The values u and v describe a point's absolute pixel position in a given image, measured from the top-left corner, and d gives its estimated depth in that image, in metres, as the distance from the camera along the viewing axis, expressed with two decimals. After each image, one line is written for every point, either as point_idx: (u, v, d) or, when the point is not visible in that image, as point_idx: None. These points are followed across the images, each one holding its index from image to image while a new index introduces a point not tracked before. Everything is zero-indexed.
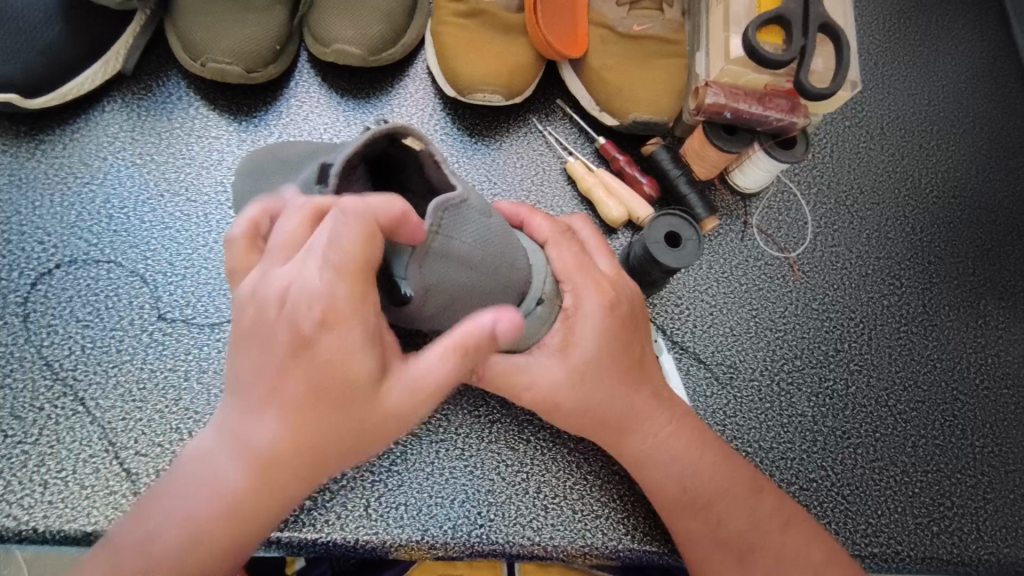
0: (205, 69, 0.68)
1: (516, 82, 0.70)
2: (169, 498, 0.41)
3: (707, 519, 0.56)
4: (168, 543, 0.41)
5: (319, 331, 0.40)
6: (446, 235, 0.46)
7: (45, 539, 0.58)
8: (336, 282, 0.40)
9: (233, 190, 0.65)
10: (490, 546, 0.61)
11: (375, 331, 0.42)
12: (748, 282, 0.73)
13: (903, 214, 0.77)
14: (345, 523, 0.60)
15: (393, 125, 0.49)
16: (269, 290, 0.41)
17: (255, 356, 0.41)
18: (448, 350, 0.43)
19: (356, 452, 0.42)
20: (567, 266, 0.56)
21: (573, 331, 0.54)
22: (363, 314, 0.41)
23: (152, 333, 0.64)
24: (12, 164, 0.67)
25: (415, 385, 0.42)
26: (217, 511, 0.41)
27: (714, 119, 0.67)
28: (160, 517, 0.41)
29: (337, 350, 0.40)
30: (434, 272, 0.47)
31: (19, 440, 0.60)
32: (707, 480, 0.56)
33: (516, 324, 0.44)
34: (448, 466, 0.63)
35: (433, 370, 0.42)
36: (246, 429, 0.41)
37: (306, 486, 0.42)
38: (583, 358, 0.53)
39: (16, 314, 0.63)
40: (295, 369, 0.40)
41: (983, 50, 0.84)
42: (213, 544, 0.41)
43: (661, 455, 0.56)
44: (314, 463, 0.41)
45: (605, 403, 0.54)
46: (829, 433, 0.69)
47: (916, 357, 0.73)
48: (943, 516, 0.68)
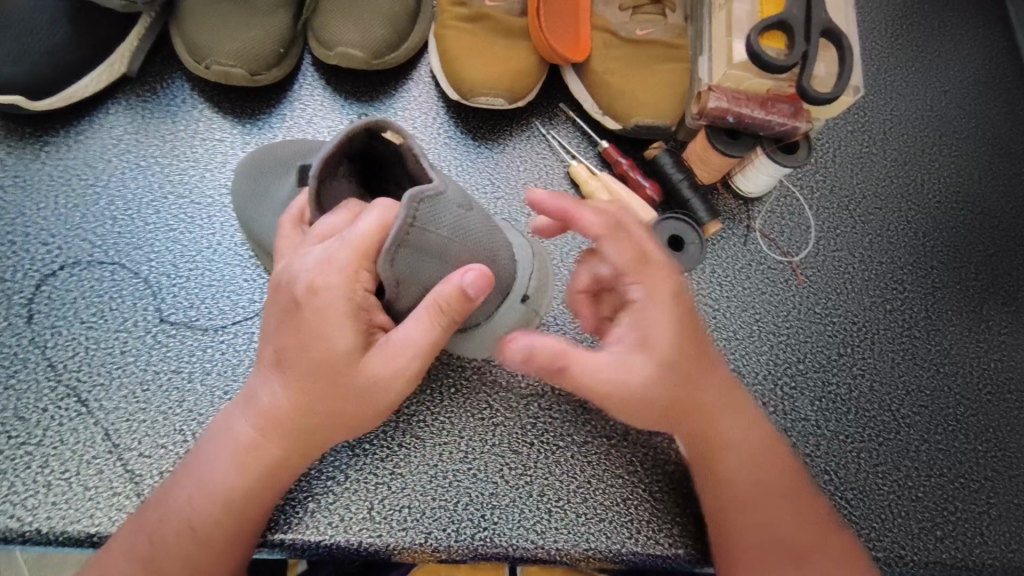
0: (210, 71, 0.68)
1: (520, 86, 0.71)
2: (204, 453, 0.53)
3: (763, 517, 0.55)
4: (196, 487, 0.52)
5: (310, 299, 0.47)
6: (423, 226, 0.47)
7: (49, 541, 0.58)
8: (336, 256, 0.47)
9: (234, 184, 0.67)
10: (494, 548, 0.61)
11: (360, 304, 0.48)
12: (751, 286, 0.73)
13: (906, 219, 0.77)
14: (349, 526, 0.60)
15: (370, 120, 0.50)
16: (292, 262, 0.49)
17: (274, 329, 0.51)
18: (425, 312, 0.49)
19: (344, 417, 0.52)
20: (626, 263, 0.52)
21: (650, 329, 0.52)
22: (349, 285, 0.47)
23: (156, 335, 0.64)
24: (16, 165, 0.67)
25: (393, 349, 0.49)
26: (234, 464, 0.52)
27: (717, 123, 0.67)
28: (193, 465, 0.53)
29: (323, 316, 0.48)
30: (409, 264, 0.48)
31: (23, 441, 0.60)
32: (767, 480, 0.56)
33: (482, 274, 0.48)
34: (451, 468, 0.63)
35: (412, 333, 0.49)
36: (262, 394, 0.52)
37: (307, 444, 0.53)
38: (660, 351, 0.52)
39: (20, 315, 0.63)
40: (291, 339, 0.49)
41: (986, 56, 0.85)
42: (232, 492, 0.52)
43: (732, 450, 0.56)
44: (310, 425, 0.52)
45: (682, 397, 0.54)
46: (832, 437, 0.69)
47: (919, 362, 0.73)
48: (947, 521, 0.68)
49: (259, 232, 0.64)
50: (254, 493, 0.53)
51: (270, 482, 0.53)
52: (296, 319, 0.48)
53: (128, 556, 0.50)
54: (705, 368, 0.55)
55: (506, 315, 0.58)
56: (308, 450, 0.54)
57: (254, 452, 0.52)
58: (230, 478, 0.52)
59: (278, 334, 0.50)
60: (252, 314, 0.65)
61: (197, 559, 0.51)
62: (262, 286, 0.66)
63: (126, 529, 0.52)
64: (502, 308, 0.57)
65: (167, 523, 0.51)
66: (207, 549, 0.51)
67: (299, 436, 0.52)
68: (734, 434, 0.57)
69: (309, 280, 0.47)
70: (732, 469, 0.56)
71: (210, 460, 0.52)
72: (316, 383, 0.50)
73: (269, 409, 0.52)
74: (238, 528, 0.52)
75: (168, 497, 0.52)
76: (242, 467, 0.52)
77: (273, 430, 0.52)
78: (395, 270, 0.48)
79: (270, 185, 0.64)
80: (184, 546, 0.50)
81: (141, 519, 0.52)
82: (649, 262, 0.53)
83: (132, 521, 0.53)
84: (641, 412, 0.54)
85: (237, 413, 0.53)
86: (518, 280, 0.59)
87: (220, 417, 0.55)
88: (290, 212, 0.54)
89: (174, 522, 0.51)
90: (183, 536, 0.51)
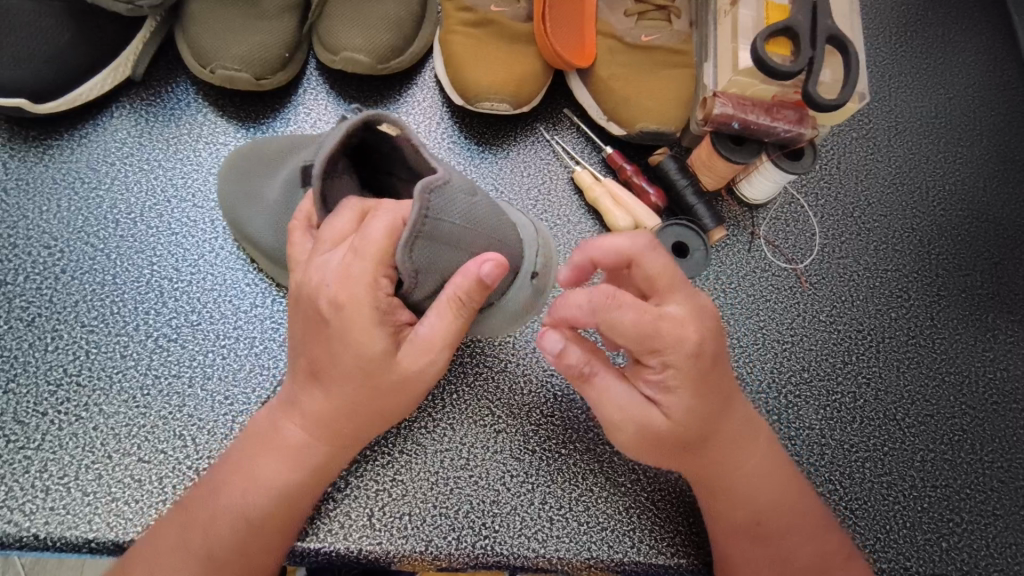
0: (215, 76, 0.68)
1: (524, 91, 0.71)
2: (234, 464, 0.53)
3: (773, 546, 0.55)
4: (229, 497, 0.51)
5: (334, 312, 0.47)
6: (436, 216, 0.47)
7: (46, 546, 0.57)
8: (352, 266, 0.46)
9: (218, 189, 0.67)
10: (495, 557, 0.61)
11: (383, 309, 0.48)
12: (755, 293, 0.73)
13: (911, 226, 0.77)
14: (349, 533, 0.60)
15: (367, 114, 0.49)
16: (311, 273, 0.49)
17: (303, 336, 0.51)
18: (446, 306, 0.49)
19: (381, 412, 0.53)
20: (640, 320, 0.47)
21: (667, 389, 0.50)
22: (370, 294, 0.47)
23: (157, 339, 0.64)
24: (19, 168, 0.67)
25: (422, 344, 0.50)
26: (286, 462, 0.52)
27: (721, 129, 0.67)
28: (219, 479, 0.53)
29: (352, 326, 0.47)
30: (427, 255, 0.48)
31: (22, 445, 0.59)
32: (779, 504, 0.56)
33: (498, 264, 0.48)
34: (453, 476, 0.62)
35: (437, 328, 0.50)
36: (301, 397, 0.52)
37: (349, 441, 0.54)
38: (680, 411, 0.50)
39: (21, 318, 0.63)
40: (323, 350, 0.49)
41: (991, 64, 0.84)
42: (278, 491, 0.52)
43: (747, 489, 0.55)
44: (350, 422, 0.52)
45: (698, 442, 0.53)
46: (836, 446, 0.68)
47: (924, 371, 0.72)
48: (952, 532, 0.67)
49: (252, 231, 0.63)
50: (293, 495, 0.53)
51: (311, 485, 0.54)
52: (325, 332, 0.49)
53: (177, 551, 0.50)
54: (726, 412, 0.53)
55: (519, 294, 0.57)
56: (349, 445, 0.54)
57: (303, 453, 0.53)
58: (269, 476, 0.52)
59: (311, 346, 0.50)
60: (253, 318, 0.65)
61: (247, 547, 0.51)
62: (264, 290, 0.66)
63: (168, 522, 0.52)
64: (514, 285, 0.57)
65: (218, 519, 0.51)
66: (259, 539, 0.51)
67: (343, 436, 0.53)
68: (754, 468, 0.56)
69: (331, 293, 0.47)
70: (745, 499, 0.55)
71: (255, 458, 0.52)
72: (355, 388, 0.50)
73: (312, 415, 0.52)
74: (281, 523, 0.53)
75: (216, 494, 0.52)
76: (290, 468, 0.52)
77: (318, 430, 0.52)
78: (415, 263, 0.47)
79: (258, 186, 0.63)
80: (238, 539, 0.50)
81: (186, 516, 0.51)
82: (658, 329, 0.47)
83: (174, 513, 0.52)
84: (659, 456, 0.54)
85: (279, 414, 0.53)
86: (525, 255, 0.58)
87: (257, 419, 0.55)
88: (298, 216, 0.54)
89: (224, 517, 0.51)
90: (237, 520, 0.51)
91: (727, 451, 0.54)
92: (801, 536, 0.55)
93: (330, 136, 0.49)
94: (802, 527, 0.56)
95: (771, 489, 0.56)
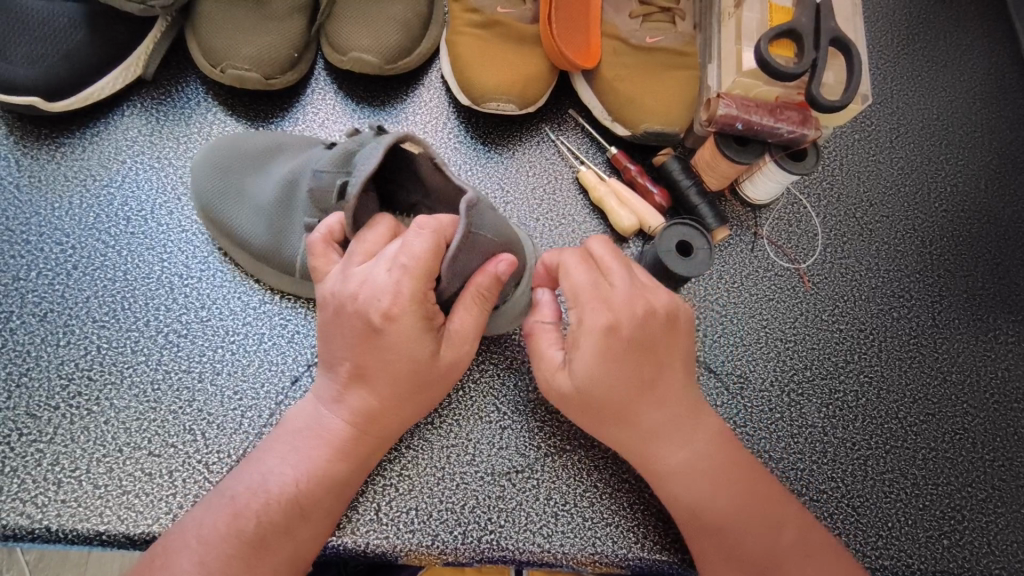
0: (225, 75, 0.68)
1: (531, 92, 0.71)
2: (285, 443, 0.54)
3: (718, 536, 0.53)
4: (284, 485, 0.52)
5: (387, 324, 0.49)
6: (475, 230, 0.51)
7: (58, 538, 0.58)
8: (402, 282, 0.49)
9: (193, 186, 0.67)
10: (500, 552, 0.61)
11: (430, 318, 0.51)
12: (758, 292, 0.73)
13: (913, 227, 0.78)
14: (356, 527, 0.60)
15: (401, 135, 0.50)
16: (357, 287, 0.50)
17: (342, 340, 0.52)
18: (471, 302, 0.53)
19: (416, 407, 0.55)
20: (580, 287, 0.54)
21: (577, 348, 0.53)
22: (420, 306, 0.49)
23: (167, 334, 0.64)
24: (32, 165, 0.68)
25: (456, 337, 0.53)
26: (324, 453, 0.53)
27: (726, 130, 0.68)
28: (274, 465, 0.53)
29: (402, 338, 0.50)
30: (463, 262, 0.51)
31: (34, 438, 0.60)
32: (717, 502, 0.54)
33: (512, 262, 0.52)
34: (459, 471, 0.63)
35: (467, 323, 0.53)
36: (343, 398, 0.53)
37: (380, 429, 0.55)
38: (585, 369, 0.52)
39: (33, 314, 0.64)
40: (372, 356, 0.51)
41: (993, 68, 0.85)
42: (328, 476, 0.53)
43: (684, 478, 0.54)
44: (392, 421, 0.55)
45: (627, 412, 0.54)
46: (838, 444, 0.69)
47: (927, 370, 0.73)
48: (954, 529, 0.68)
49: (237, 230, 0.64)
50: (344, 482, 0.54)
51: (354, 474, 0.55)
52: (378, 342, 0.50)
53: (218, 539, 0.49)
54: (648, 397, 0.54)
55: (520, 297, 0.61)
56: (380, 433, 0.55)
57: (350, 442, 0.54)
58: (312, 460, 0.53)
59: (359, 353, 0.51)
60: (262, 314, 0.66)
61: (295, 529, 0.51)
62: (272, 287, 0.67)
63: (217, 506, 0.51)
64: (518, 289, 0.60)
65: (272, 506, 0.51)
66: (299, 529, 0.52)
67: (383, 428, 0.55)
68: (690, 461, 0.54)
69: (383, 308, 0.49)
70: (685, 493, 0.54)
71: (300, 444, 0.54)
72: (404, 386, 0.53)
73: (356, 407, 0.53)
74: (331, 510, 0.54)
75: (266, 483, 0.52)
76: (329, 450, 0.53)
77: (360, 419, 0.54)
78: (454, 268, 0.51)
79: (245, 185, 0.65)
80: (289, 520, 0.51)
81: (236, 505, 0.51)
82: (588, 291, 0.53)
83: (224, 489, 0.52)
84: (590, 419, 0.56)
85: (323, 403, 0.55)
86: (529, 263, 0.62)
87: (298, 413, 0.56)
88: (318, 230, 0.54)
89: (279, 502, 0.51)
90: (285, 500, 0.51)
91: (649, 434, 0.54)
92: (747, 528, 0.53)
93: (372, 160, 0.50)
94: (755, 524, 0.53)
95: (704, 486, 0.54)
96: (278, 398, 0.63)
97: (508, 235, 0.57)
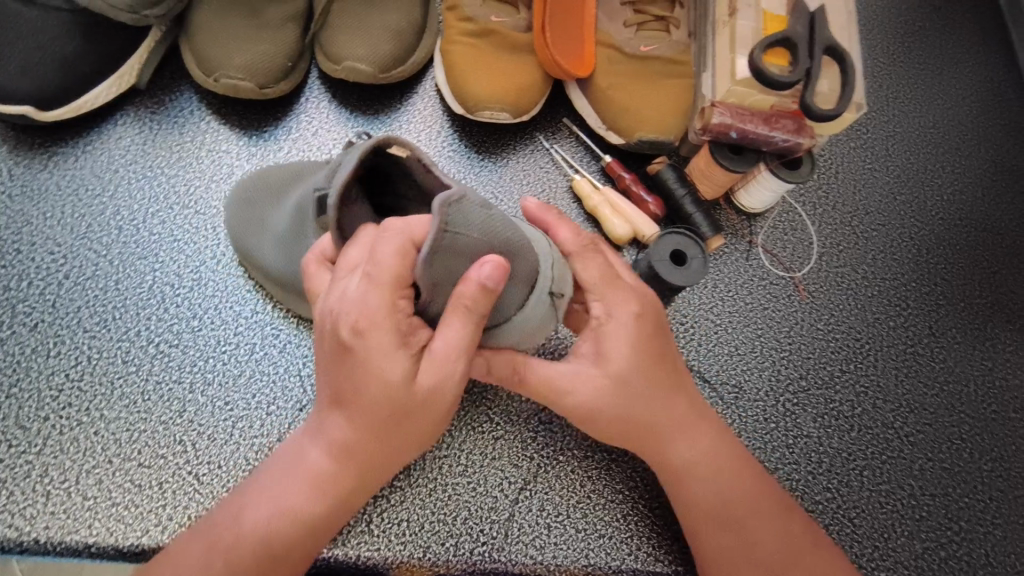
0: (218, 84, 0.68)
1: (524, 101, 0.71)
2: (265, 479, 0.51)
3: (735, 533, 0.54)
4: (257, 523, 0.49)
5: (358, 341, 0.45)
6: (455, 231, 0.46)
7: (46, 550, 0.57)
8: (370, 295, 0.45)
9: (226, 222, 0.67)
10: (492, 564, 0.61)
11: (405, 333, 0.46)
12: (753, 301, 0.73)
13: (909, 235, 0.77)
14: (347, 539, 0.60)
15: (377, 137, 0.50)
16: (332, 302, 0.47)
17: (322, 364, 0.48)
18: (455, 317, 0.46)
19: (403, 440, 0.49)
20: (594, 277, 0.54)
21: (606, 344, 0.52)
22: (391, 319, 0.45)
23: (158, 344, 0.64)
24: (24, 174, 0.68)
25: (438, 360, 0.46)
26: (306, 491, 0.50)
27: (720, 139, 0.67)
28: (256, 498, 0.50)
29: (372, 356, 0.45)
30: (445, 269, 0.47)
31: (24, 450, 0.60)
32: (738, 492, 0.55)
33: (498, 265, 0.45)
34: (452, 482, 0.63)
35: (451, 341, 0.46)
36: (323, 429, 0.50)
37: (369, 467, 0.50)
38: (619, 361, 0.52)
39: (24, 324, 0.64)
40: (346, 380, 0.47)
41: (987, 76, 0.85)
42: (309, 515, 0.50)
43: (700, 467, 0.55)
44: (372, 458, 0.50)
45: (648, 408, 0.54)
46: (834, 455, 0.68)
47: (923, 379, 0.72)
48: (951, 541, 0.67)
49: (261, 262, 0.63)
50: (324, 523, 0.50)
51: (337, 513, 0.51)
52: (350, 363, 0.46)
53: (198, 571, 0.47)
54: (671, 387, 0.55)
55: (534, 311, 0.51)
56: (368, 470, 0.50)
57: (332, 479, 0.50)
58: (293, 497, 0.49)
59: (335, 377, 0.47)
60: (254, 324, 0.65)
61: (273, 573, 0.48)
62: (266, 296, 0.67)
63: (197, 539, 0.49)
64: (531, 303, 0.51)
65: (242, 543, 0.48)
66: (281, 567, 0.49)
67: (370, 463, 0.50)
68: (705, 454, 0.55)
69: (351, 322, 0.45)
70: (694, 486, 0.55)
71: (280, 479, 0.50)
72: (382, 417, 0.47)
73: (336, 439, 0.49)
74: (315, 539, 0.50)
75: (242, 517, 0.49)
76: (308, 489, 0.50)
77: (340, 454, 0.49)
78: (432, 274, 0.46)
79: (266, 213, 0.63)
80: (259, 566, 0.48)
81: (211, 530, 0.49)
82: (609, 281, 0.54)
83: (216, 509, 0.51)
84: (620, 421, 0.53)
85: (310, 437, 0.51)
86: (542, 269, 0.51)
87: (291, 443, 0.53)
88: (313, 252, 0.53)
89: (250, 541, 0.48)
90: (261, 539, 0.48)
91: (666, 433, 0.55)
92: (762, 523, 0.55)
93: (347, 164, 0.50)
94: (764, 514, 0.55)
95: (721, 476, 0.55)
96: (269, 407, 0.63)
97: (512, 237, 0.49)
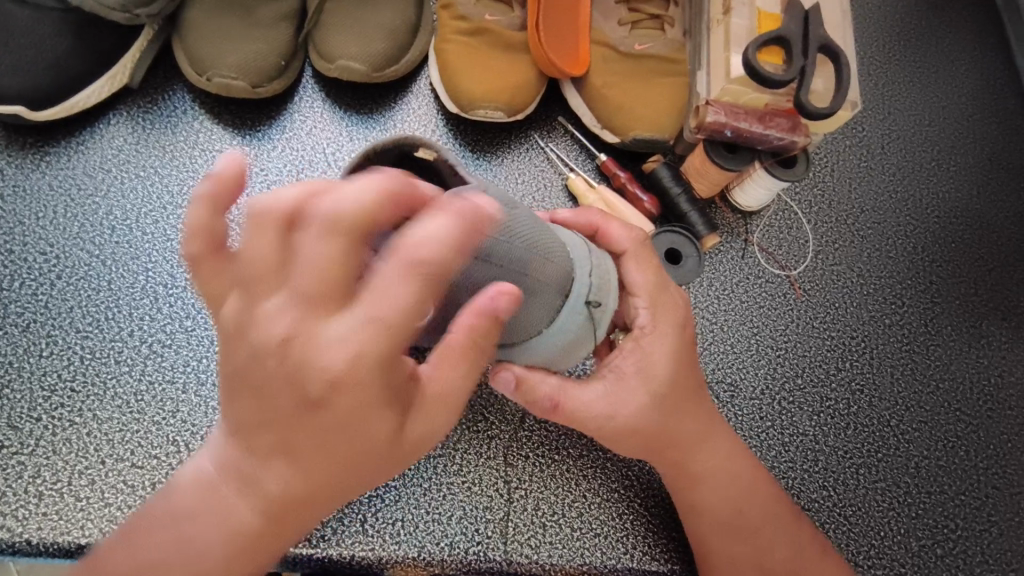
0: (211, 84, 0.68)
1: (519, 101, 0.71)
2: (173, 523, 0.39)
3: (747, 541, 0.57)
4: None
5: (327, 397, 0.36)
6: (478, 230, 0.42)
7: (39, 552, 0.57)
8: (346, 343, 0.35)
9: None
10: (487, 563, 0.60)
11: (394, 389, 0.38)
12: (749, 300, 0.73)
13: (905, 233, 0.77)
14: (341, 540, 0.59)
15: (399, 136, 0.49)
16: (266, 332, 0.36)
17: (247, 405, 0.37)
18: (455, 355, 0.40)
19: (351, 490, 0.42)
20: (641, 284, 0.55)
21: (645, 356, 0.54)
22: (379, 372, 0.36)
23: (151, 345, 0.64)
24: (16, 174, 0.68)
25: (432, 409, 0.40)
26: (225, 548, 0.39)
27: (715, 136, 0.67)
28: (164, 545, 0.40)
29: (349, 416, 0.37)
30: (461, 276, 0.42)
31: (15, 451, 0.59)
32: (751, 501, 0.58)
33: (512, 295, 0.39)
34: (446, 482, 0.62)
35: (445, 382, 0.40)
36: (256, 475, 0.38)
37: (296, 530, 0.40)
38: (658, 375, 0.54)
39: (16, 324, 0.63)
40: (293, 430, 0.37)
41: (982, 74, 0.85)
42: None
43: (717, 479, 0.57)
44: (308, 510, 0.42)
45: (677, 423, 0.56)
46: (830, 453, 0.68)
47: (918, 377, 0.72)
48: (947, 539, 0.67)
49: None
50: None
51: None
52: (293, 443, 0.37)
53: None
54: (696, 400, 0.57)
55: (569, 322, 0.49)
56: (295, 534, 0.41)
57: (259, 538, 0.39)
58: (207, 558, 0.39)
59: (277, 430, 0.37)
60: None
61: None
62: None
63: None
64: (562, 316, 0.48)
65: None
66: None
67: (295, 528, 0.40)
68: (723, 466, 0.58)
69: (325, 374, 0.36)
70: (710, 499, 0.57)
71: (191, 529, 0.39)
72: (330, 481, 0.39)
73: (271, 491, 0.38)
74: None
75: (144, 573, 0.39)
76: (225, 548, 0.39)
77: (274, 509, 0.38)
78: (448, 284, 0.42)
79: None
80: None
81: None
82: (659, 291, 0.56)
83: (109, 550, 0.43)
84: (652, 437, 0.55)
85: (229, 476, 0.39)
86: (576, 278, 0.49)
87: (193, 473, 0.40)
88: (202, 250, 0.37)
89: None
90: None
91: (692, 446, 0.57)
92: (772, 531, 0.58)
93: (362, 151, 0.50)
94: (771, 523, 0.58)
95: (738, 486, 0.58)
96: None
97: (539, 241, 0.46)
